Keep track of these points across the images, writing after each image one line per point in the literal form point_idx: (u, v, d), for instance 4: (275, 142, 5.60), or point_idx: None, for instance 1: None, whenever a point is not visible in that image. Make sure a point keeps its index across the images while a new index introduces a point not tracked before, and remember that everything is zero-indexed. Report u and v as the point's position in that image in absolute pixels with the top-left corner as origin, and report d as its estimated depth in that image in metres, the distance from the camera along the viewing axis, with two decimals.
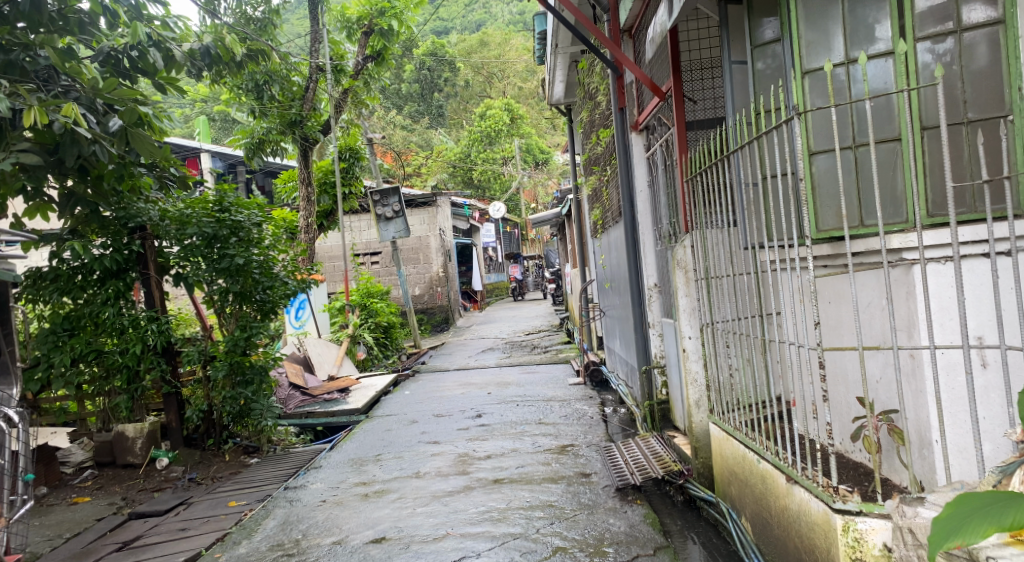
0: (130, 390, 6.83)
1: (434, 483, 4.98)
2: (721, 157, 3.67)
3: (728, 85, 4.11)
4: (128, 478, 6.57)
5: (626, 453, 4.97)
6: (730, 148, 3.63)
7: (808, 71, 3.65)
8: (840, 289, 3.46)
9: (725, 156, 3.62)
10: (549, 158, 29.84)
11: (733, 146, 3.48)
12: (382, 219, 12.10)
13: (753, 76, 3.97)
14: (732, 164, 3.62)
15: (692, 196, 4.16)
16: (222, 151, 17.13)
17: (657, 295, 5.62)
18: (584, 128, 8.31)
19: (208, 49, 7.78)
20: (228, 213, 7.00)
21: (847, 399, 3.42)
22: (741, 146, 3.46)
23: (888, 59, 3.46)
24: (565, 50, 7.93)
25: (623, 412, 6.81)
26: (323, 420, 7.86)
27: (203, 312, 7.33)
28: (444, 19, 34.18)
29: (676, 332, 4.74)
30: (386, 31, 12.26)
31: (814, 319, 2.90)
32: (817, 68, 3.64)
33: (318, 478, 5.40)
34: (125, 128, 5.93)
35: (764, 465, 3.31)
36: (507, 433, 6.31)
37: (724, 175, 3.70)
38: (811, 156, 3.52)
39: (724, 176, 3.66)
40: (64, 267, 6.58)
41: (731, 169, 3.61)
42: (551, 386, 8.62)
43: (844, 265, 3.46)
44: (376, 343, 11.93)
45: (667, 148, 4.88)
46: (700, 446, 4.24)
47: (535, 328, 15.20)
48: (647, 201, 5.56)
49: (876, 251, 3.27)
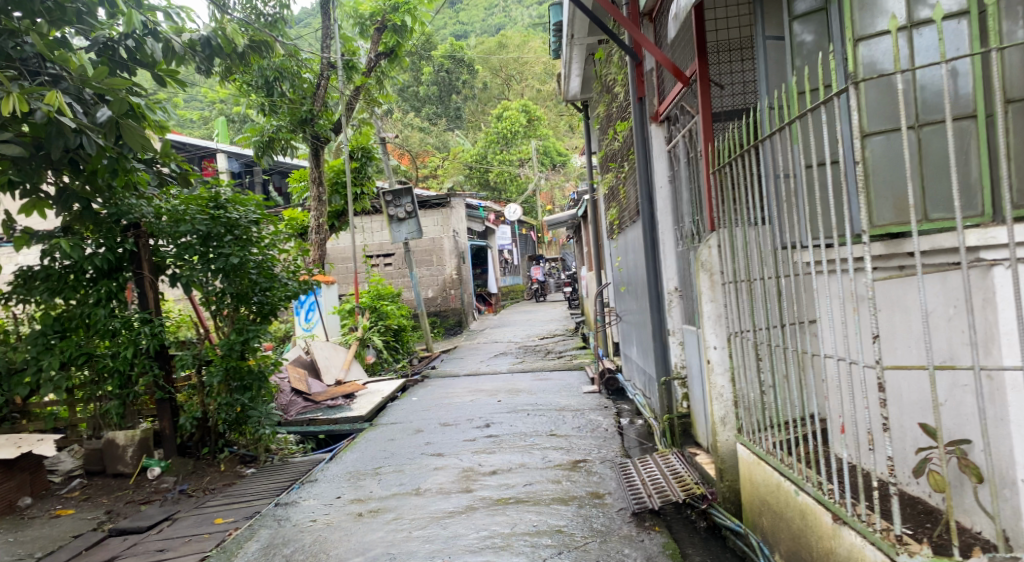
0: (122, 395, 6.53)
1: (434, 502, 4.61)
2: (753, 144, 3.28)
3: (761, 63, 3.73)
4: (117, 489, 6.25)
5: (644, 473, 4.56)
6: (762, 134, 3.26)
7: (860, 39, 3.24)
8: (898, 295, 3.07)
9: (757, 142, 3.23)
10: (566, 160, 29.40)
11: (766, 132, 3.11)
12: (394, 220, 11.74)
13: (791, 53, 3.57)
14: (765, 153, 3.23)
15: (720, 190, 3.77)
16: (234, 152, 16.85)
17: (677, 300, 5.21)
18: (601, 124, 7.91)
19: (209, 40, 7.45)
20: (224, 210, 6.65)
21: (903, 422, 3.04)
22: (778, 131, 3.06)
23: (962, 20, 3.01)
24: (581, 40, 7.58)
25: (640, 424, 6.41)
26: (325, 428, 7.47)
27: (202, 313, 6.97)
28: (464, 22, 33.99)
29: (701, 341, 4.35)
30: (399, 27, 11.94)
31: (872, 330, 2.52)
32: (881, 32, 3.21)
33: (311, 494, 5.05)
34: (114, 118, 5.56)
35: (803, 498, 2.93)
36: (515, 445, 5.92)
37: (756, 165, 3.30)
38: (863, 138, 3.15)
39: (756, 165, 3.27)
40: (55, 266, 6.27)
41: (764, 157, 3.21)
42: (565, 394, 8.22)
43: (903, 266, 3.08)
44: (386, 347, 11.52)
45: (690, 139, 4.49)
46: (726, 469, 3.82)
47: (550, 332, 14.81)
48: (668, 198, 5.17)
49: (946, 252, 2.89)
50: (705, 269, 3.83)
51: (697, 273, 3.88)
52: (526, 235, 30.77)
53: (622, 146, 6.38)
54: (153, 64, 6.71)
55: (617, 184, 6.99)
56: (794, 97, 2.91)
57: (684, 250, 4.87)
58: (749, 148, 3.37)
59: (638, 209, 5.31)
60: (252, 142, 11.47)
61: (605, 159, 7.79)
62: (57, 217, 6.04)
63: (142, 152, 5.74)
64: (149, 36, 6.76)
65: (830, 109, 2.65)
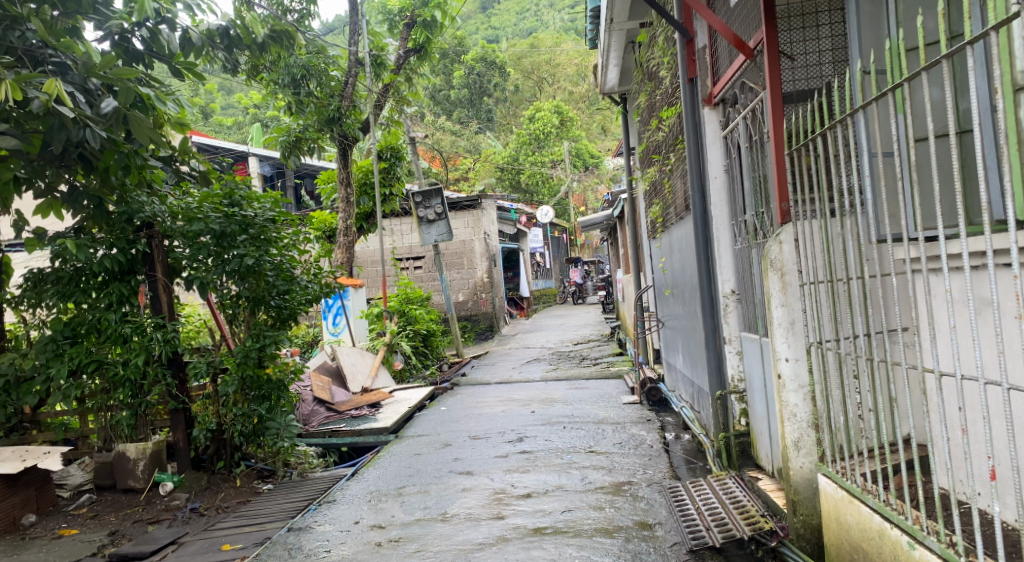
0: (133, 405, 6.11)
1: (462, 532, 4.15)
2: (841, 117, 2.84)
3: (853, 22, 3.24)
4: (127, 506, 5.83)
5: (699, 505, 4.08)
6: (858, 103, 2.77)
7: None
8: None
9: (853, 114, 2.75)
10: (599, 162, 28.77)
11: (869, 99, 2.62)
12: (424, 221, 11.29)
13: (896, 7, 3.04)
14: (855, 128, 2.80)
15: (796, 177, 3.29)
16: (263, 154, 16.52)
17: (734, 304, 4.70)
18: (643, 115, 7.38)
19: (227, 29, 7.03)
20: (239, 208, 6.17)
21: None
22: (880, 96, 2.60)
23: None
24: (621, 25, 7.16)
25: (688, 440, 5.92)
26: (348, 440, 7.01)
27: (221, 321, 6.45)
28: (495, 25, 33.63)
29: (767, 349, 3.88)
30: (430, 22, 11.43)
31: None
32: None
33: (327, 518, 4.64)
34: (119, 109, 5.12)
35: (922, 553, 2.46)
36: (550, 464, 5.44)
37: (845, 141, 2.86)
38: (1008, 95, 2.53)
39: (843, 142, 2.84)
40: (66, 268, 5.94)
41: (855, 132, 2.79)
42: (602, 405, 7.71)
43: None
44: (415, 353, 11.02)
45: (752, 120, 3.99)
46: (800, 501, 3.35)
47: (584, 337, 14.30)
48: (723, 189, 4.66)
49: None
50: (773, 268, 3.37)
51: (764, 274, 3.43)
52: (558, 237, 30.17)
53: (668, 136, 5.87)
54: (169, 56, 6.34)
55: (661, 180, 6.49)
56: (902, 56, 2.45)
57: (743, 248, 4.38)
58: (834, 122, 2.93)
59: (690, 202, 4.81)
60: (279, 143, 11.22)
61: (647, 154, 7.27)
62: (71, 217, 5.68)
63: (150, 144, 5.34)
64: (162, 25, 6.34)
65: (970, 58, 2.19)
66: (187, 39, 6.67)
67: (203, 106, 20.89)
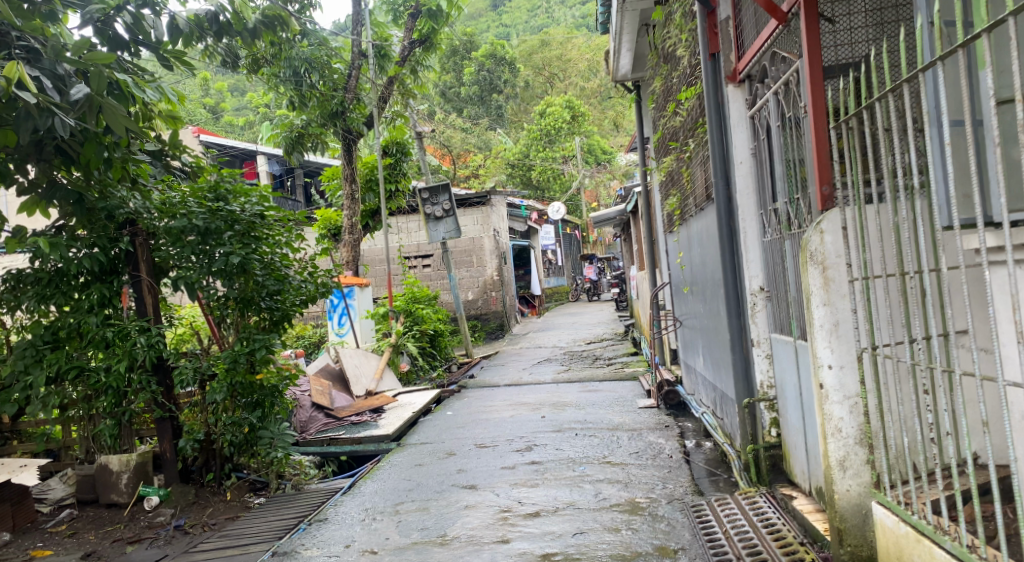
0: (117, 415, 5.65)
1: (463, 558, 3.78)
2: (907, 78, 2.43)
3: None
4: (108, 523, 5.39)
5: (728, 531, 3.68)
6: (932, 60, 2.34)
7: None
8: None
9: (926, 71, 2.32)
10: (612, 158, 28.22)
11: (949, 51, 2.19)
12: (431, 218, 10.84)
13: None
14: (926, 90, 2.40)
15: (845, 157, 2.86)
16: (271, 152, 16.21)
17: (763, 302, 4.25)
18: (659, 101, 6.93)
19: (217, 15, 6.63)
20: (224, 202, 5.74)
21: None
22: (964, 47, 2.18)
23: None
24: (633, 7, 6.83)
25: (710, 449, 5.51)
26: (347, 449, 6.56)
27: (218, 331, 5.97)
28: (505, 21, 33.20)
29: (804, 353, 3.46)
30: (435, 12, 10.84)
31: None
32: None
33: (316, 541, 4.29)
34: (92, 97, 4.67)
35: None
36: (561, 477, 5.03)
37: (910, 107, 2.45)
38: None
39: (909, 109, 2.43)
40: (47, 268, 5.49)
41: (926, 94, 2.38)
42: (616, 410, 7.28)
43: None
44: (422, 354, 10.51)
45: (786, 94, 3.56)
46: (846, 530, 2.93)
47: (598, 337, 13.86)
48: (750, 175, 4.22)
49: None
50: (814, 262, 2.96)
51: (803, 269, 3.02)
52: (571, 234, 29.59)
53: (687, 120, 5.46)
54: (159, 47, 5.85)
55: (680, 169, 6.05)
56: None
57: (774, 239, 3.94)
58: (895, 86, 2.52)
59: (713, 191, 4.39)
60: (281, 139, 10.94)
61: (663, 143, 6.84)
62: (53, 214, 5.27)
63: (129, 135, 4.83)
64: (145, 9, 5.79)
65: None
66: (174, 25, 6.17)
67: (211, 104, 20.58)
